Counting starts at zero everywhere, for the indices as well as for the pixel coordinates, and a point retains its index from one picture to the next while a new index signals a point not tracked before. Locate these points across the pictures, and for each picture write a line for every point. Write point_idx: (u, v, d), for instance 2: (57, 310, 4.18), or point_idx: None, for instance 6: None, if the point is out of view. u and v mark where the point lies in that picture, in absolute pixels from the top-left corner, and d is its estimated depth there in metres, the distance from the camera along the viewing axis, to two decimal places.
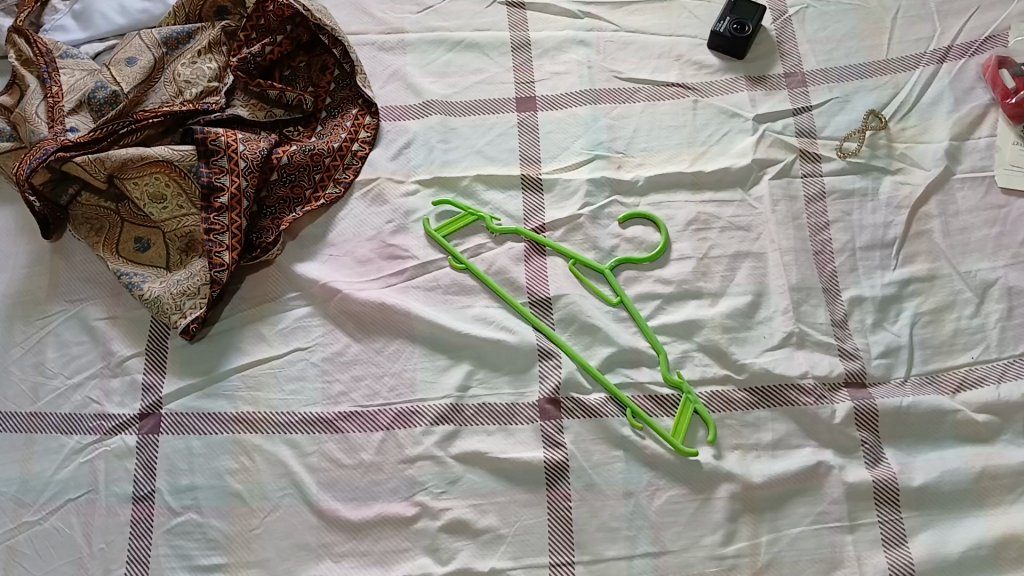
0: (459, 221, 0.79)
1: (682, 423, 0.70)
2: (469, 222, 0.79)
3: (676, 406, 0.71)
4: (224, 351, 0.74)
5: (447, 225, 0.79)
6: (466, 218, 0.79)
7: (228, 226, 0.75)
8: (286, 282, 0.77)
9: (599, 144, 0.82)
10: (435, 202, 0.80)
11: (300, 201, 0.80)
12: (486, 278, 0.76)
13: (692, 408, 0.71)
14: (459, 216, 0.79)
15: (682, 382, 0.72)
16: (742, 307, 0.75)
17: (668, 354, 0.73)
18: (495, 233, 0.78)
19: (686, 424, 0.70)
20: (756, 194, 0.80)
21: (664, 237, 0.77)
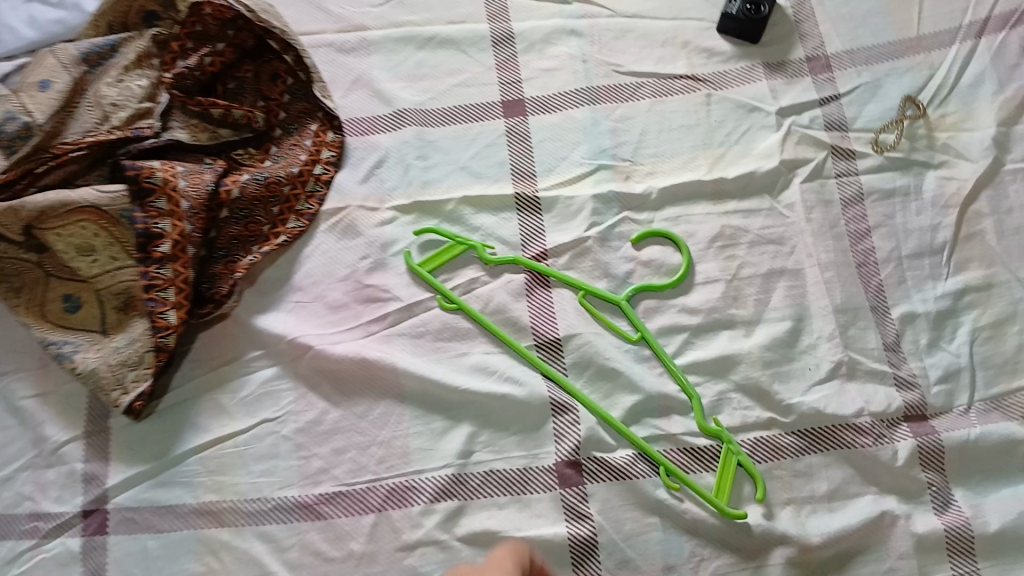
0: (446, 252, 0.67)
1: (724, 482, 0.59)
2: (458, 252, 0.67)
3: (717, 461, 0.60)
4: (180, 429, 0.63)
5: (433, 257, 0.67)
6: (453, 247, 0.68)
7: (172, 280, 0.63)
8: (246, 339, 0.65)
9: (601, 152, 0.71)
10: (416, 230, 0.69)
11: (257, 240, 0.68)
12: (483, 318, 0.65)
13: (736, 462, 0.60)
14: (445, 245, 0.68)
15: (722, 431, 0.61)
16: (781, 335, 0.64)
17: (702, 399, 0.62)
18: (490, 264, 0.67)
19: (728, 484, 0.59)
20: (786, 202, 0.70)
21: (687, 258, 0.66)
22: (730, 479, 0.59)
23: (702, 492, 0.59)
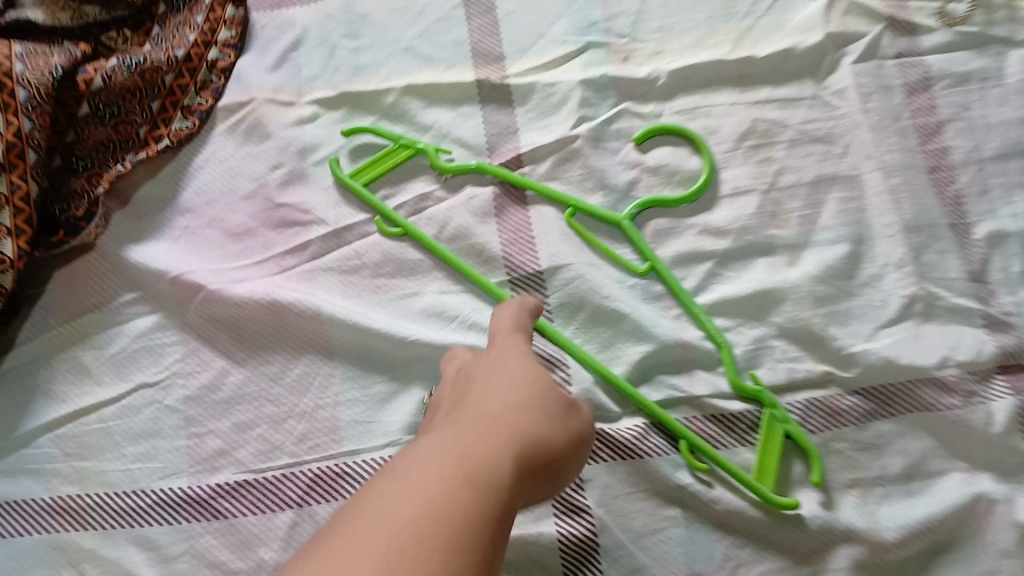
0: (384, 159, 0.51)
1: (770, 459, 0.44)
2: (401, 159, 0.51)
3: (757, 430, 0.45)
4: (29, 400, 0.46)
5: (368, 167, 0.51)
6: (395, 152, 0.51)
7: (8, 197, 0.46)
8: (120, 278, 0.48)
9: (590, 25, 0.54)
10: (345, 132, 0.52)
11: (131, 145, 0.50)
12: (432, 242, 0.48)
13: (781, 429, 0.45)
14: (383, 150, 0.51)
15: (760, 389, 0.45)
16: (838, 263, 0.48)
17: (733, 350, 0.46)
18: (445, 173, 0.50)
19: (775, 461, 0.44)
20: (834, 87, 0.53)
21: (706, 161, 0.50)
22: (776, 454, 0.44)
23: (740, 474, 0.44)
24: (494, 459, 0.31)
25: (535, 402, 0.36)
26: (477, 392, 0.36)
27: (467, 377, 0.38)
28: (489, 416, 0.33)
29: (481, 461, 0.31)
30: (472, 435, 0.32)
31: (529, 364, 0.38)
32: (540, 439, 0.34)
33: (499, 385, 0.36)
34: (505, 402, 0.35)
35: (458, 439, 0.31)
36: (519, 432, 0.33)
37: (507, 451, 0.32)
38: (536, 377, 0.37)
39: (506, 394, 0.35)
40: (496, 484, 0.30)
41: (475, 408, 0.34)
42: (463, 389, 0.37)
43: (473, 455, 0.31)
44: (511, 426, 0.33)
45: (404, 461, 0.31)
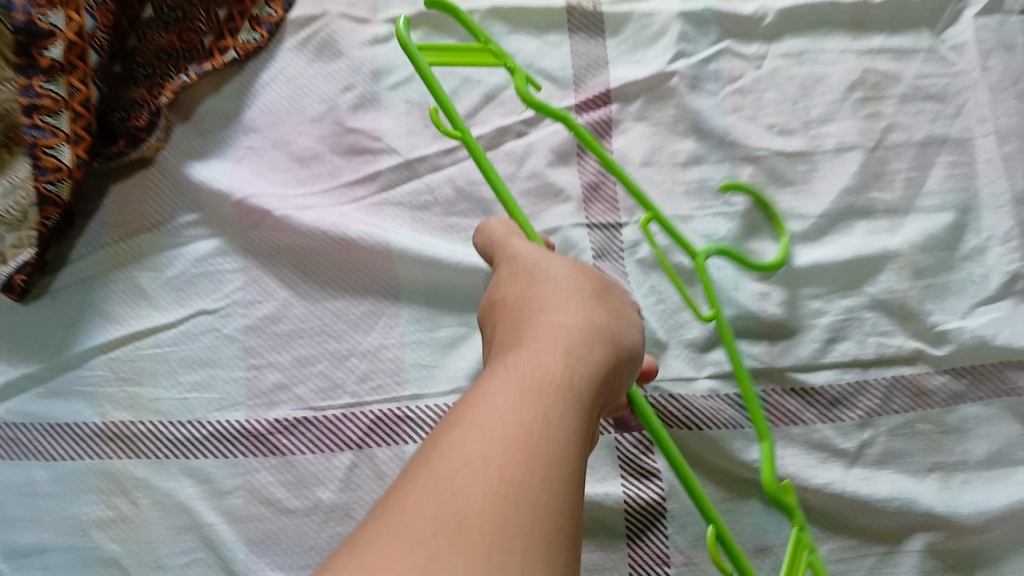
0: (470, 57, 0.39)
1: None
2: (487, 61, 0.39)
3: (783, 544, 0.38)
4: (82, 320, 0.44)
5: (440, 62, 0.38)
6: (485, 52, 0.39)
7: (67, 100, 0.44)
8: (177, 196, 0.46)
9: None
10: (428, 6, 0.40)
11: (194, 55, 0.47)
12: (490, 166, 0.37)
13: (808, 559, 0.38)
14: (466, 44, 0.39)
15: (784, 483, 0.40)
16: (940, 233, 0.45)
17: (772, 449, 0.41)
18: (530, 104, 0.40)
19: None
20: (954, 40, 0.48)
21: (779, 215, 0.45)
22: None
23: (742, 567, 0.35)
24: (590, 369, 0.28)
25: (606, 303, 0.32)
26: (543, 293, 0.31)
27: (519, 268, 0.33)
28: (572, 321, 0.30)
29: (580, 371, 0.28)
30: (562, 338, 0.29)
31: (589, 268, 0.33)
32: (628, 342, 0.31)
33: (535, 283, 0.32)
34: (585, 308, 0.31)
35: (552, 344, 0.28)
36: (607, 336, 0.30)
37: (602, 354, 0.29)
38: (604, 282, 0.33)
39: (569, 292, 0.31)
40: (599, 391, 0.28)
41: (556, 314, 0.30)
42: (521, 284, 0.32)
43: (575, 368, 0.28)
44: (593, 327, 0.30)
45: (497, 370, 0.27)
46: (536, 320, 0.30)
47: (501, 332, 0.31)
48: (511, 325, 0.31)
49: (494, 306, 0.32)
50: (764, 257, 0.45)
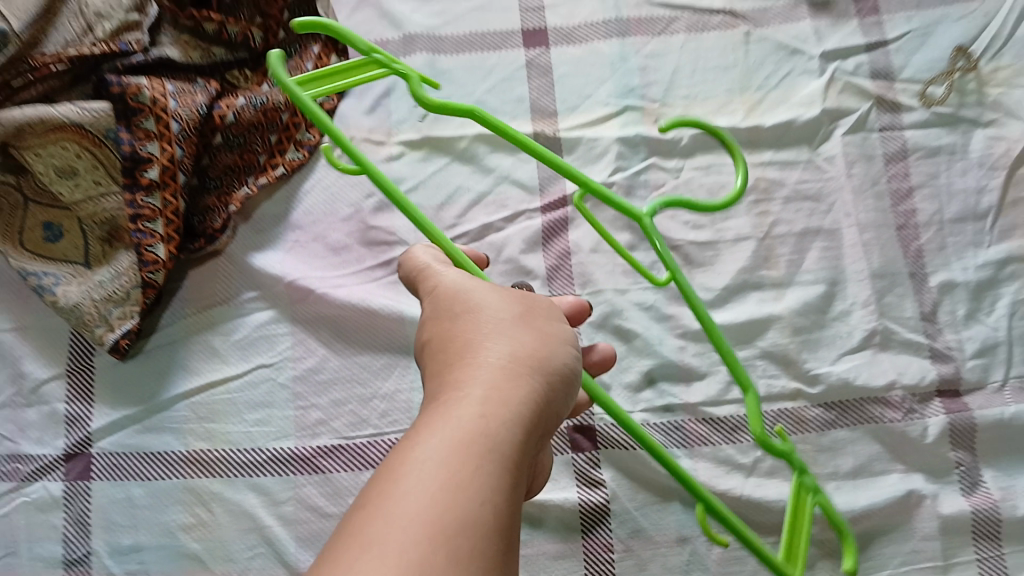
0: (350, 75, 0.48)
1: (796, 539, 0.49)
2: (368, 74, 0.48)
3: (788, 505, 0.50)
4: (168, 373, 0.59)
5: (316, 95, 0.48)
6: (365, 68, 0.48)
7: (162, 210, 0.59)
8: (241, 278, 0.60)
9: (629, 90, 0.66)
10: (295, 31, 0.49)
11: (253, 170, 0.63)
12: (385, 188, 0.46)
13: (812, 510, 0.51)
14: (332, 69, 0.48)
15: (790, 451, 0.51)
16: (815, 300, 0.60)
17: (758, 397, 0.51)
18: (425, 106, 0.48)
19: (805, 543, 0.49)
20: (826, 154, 0.65)
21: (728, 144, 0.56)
22: (808, 536, 0.49)
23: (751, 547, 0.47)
24: (519, 404, 0.35)
25: (529, 326, 0.39)
26: (477, 332, 0.38)
27: (453, 305, 0.40)
28: (503, 361, 0.36)
29: (509, 411, 0.35)
30: (494, 381, 0.36)
31: (520, 297, 0.40)
32: (558, 363, 0.38)
33: (469, 317, 0.39)
34: (516, 340, 0.38)
35: (485, 385, 0.35)
36: (530, 359, 0.37)
37: (529, 388, 0.36)
38: (533, 307, 0.40)
39: (497, 322, 0.38)
40: (532, 419, 0.35)
41: (489, 353, 0.37)
42: (456, 319, 0.39)
43: (506, 405, 0.35)
44: (520, 357, 0.37)
45: (440, 408, 0.34)
46: (473, 360, 0.37)
47: (442, 368, 0.37)
48: (451, 364, 0.37)
49: (434, 340, 0.39)
50: (682, 320, 0.60)
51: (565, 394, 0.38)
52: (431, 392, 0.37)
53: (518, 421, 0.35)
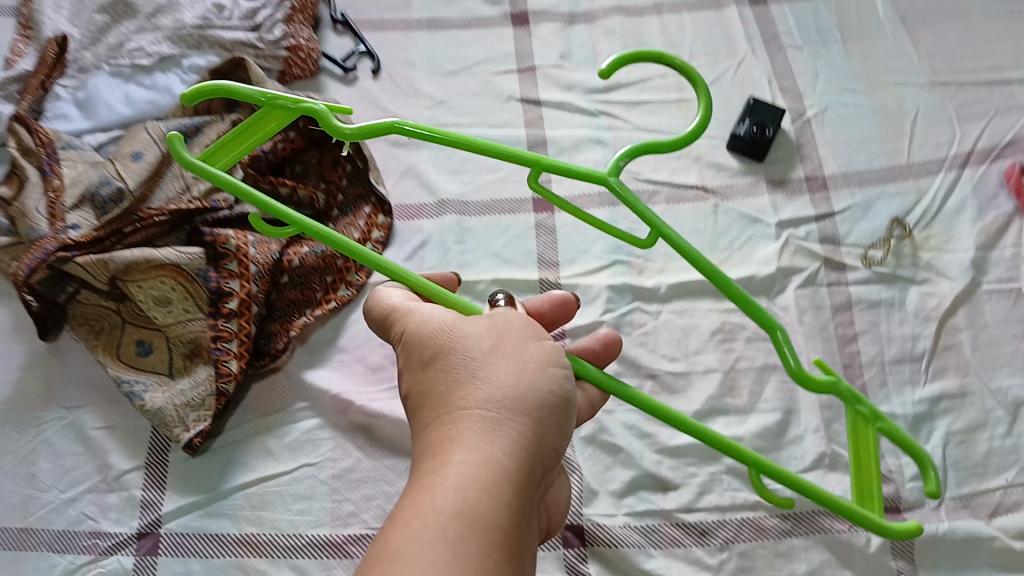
0: (250, 129, 0.59)
1: (866, 480, 0.52)
2: (268, 120, 0.58)
3: (850, 442, 0.53)
4: (229, 467, 0.71)
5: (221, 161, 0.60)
6: (264, 116, 0.58)
7: (237, 333, 0.73)
8: (295, 391, 0.74)
9: (618, 248, 0.81)
10: (187, 103, 0.59)
11: (311, 304, 0.78)
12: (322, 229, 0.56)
13: (876, 438, 0.52)
14: (228, 136, 0.59)
15: (837, 381, 0.52)
16: (772, 425, 0.71)
17: (787, 333, 0.54)
18: (340, 135, 0.57)
19: (876, 478, 0.52)
20: (780, 304, 0.78)
21: (682, 68, 0.57)
22: (875, 469, 0.52)
23: (825, 497, 0.51)
24: (505, 445, 0.41)
25: (502, 360, 0.44)
26: (460, 375, 0.44)
27: (434, 348, 0.45)
28: (486, 405, 0.42)
29: (496, 453, 0.41)
30: (479, 427, 0.42)
31: (495, 327, 0.46)
32: (539, 390, 0.44)
33: (448, 363, 0.44)
34: (495, 380, 0.43)
35: (475, 428, 0.41)
36: (508, 398, 0.43)
37: (512, 424, 0.42)
38: (507, 336, 0.46)
39: (474, 363, 0.44)
40: (518, 456, 0.41)
41: (472, 396, 0.43)
42: (435, 367, 0.45)
43: (494, 446, 0.41)
44: (501, 399, 0.43)
45: (438, 460, 0.40)
46: (459, 406, 0.43)
47: (433, 415, 0.43)
48: (440, 410, 0.43)
49: (422, 384, 0.45)
50: (659, 437, 0.71)
51: (552, 414, 0.44)
52: (426, 439, 0.43)
53: (506, 460, 0.41)
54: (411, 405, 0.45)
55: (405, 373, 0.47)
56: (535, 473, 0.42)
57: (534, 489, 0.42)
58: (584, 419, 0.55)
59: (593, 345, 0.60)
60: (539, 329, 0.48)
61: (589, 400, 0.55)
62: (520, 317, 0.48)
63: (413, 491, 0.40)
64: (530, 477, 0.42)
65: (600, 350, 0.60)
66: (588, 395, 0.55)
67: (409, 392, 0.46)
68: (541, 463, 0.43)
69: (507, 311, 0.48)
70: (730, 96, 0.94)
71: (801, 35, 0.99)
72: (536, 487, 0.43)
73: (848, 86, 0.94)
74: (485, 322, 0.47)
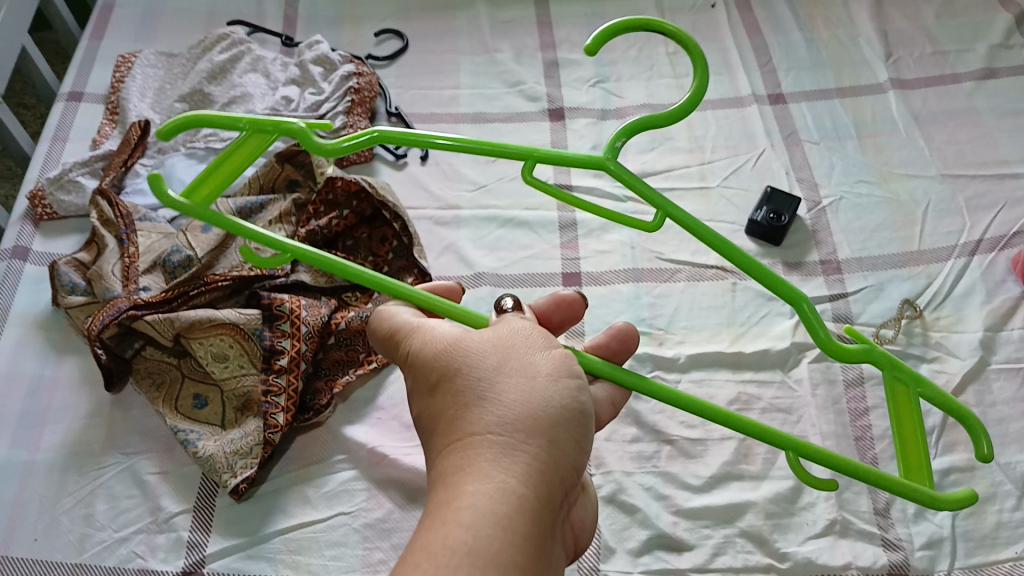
0: (229, 157, 0.60)
1: (911, 448, 0.54)
2: (247, 146, 0.60)
3: (889, 406, 0.54)
4: (270, 513, 0.76)
5: (201, 194, 0.62)
6: (243, 143, 0.60)
7: (286, 388, 0.79)
8: (334, 445, 0.80)
9: (641, 320, 0.88)
10: (164, 140, 0.61)
11: (353, 364, 0.85)
12: (309, 251, 0.60)
13: (918, 402, 0.54)
14: (203, 171, 0.61)
15: (876, 351, 0.53)
16: (785, 491, 0.75)
17: (813, 305, 0.55)
18: (323, 152, 0.59)
19: (921, 446, 0.54)
20: (795, 377, 0.82)
21: (674, 34, 0.55)
22: (922, 440, 0.53)
23: (872, 473, 0.53)
24: (517, 462, 0.44)
25: (509, 381, 0.47)
26: (470, 397, 0.47)
27: (442, 375, 0.48)
28: (497, 423, 0.45)
29: (509, 471, 0.43)
30: (491, 447, 0.44)
31: (500, 348, 0.49)
32: (548, 408, 0.46)
33: (458, 391, 0.47)
34: (503, 399, 0.46)
35: (488, 453, 0.44)
36: (517, 419, 0.45)
37: (523, 441, 0.45)
38: (512, 353, 0.49)
39: (481, 388, 0.47)
40: (532, 472, 0.44)
41: (483, 416, 0.46)
42: (447, 395, 0.47)
43: (507, 468, 0.43)
44: (510, 422, 0.45)
45: (456, 487, 0.43)
46: (472, 427, 0.45)
47: (447, 438, 0.46)
48: (454, 433, 0.46)
49: (434, 409, 0.48)
50: (676, 499, 0.75)
51: (564, 425, 0.47)
52: (442, 462, 0.45)
53: (519, 477, 0.43)
54: (427, 430, 0.48)
55: (418, 399, 0.50)
56: (552, 488, 0.44)
57: (552, 503, 0.44)
58: (604, 417, 0.58)
59: (609, 344, 0.62)
60: (544, 344, 0.51)
61: (607, 395, 0.57)
62: (523, 334, 0.51)
63: (431, 515, 0.42)
64: (547, 491, 0.44)
65: (616, 347, 0.62)
66: (607, 392, 0.57)
67: (423, 418, 0.49)
68: (558, 475, 0.45)
69: (510, 329, 0.51)
70: (748, 185, 1.01)
71: (818, 131, 1.06)
72: (555, 505, 0.45)
73: (862, 178, 1.01)
74: (490, 342, 0.50)
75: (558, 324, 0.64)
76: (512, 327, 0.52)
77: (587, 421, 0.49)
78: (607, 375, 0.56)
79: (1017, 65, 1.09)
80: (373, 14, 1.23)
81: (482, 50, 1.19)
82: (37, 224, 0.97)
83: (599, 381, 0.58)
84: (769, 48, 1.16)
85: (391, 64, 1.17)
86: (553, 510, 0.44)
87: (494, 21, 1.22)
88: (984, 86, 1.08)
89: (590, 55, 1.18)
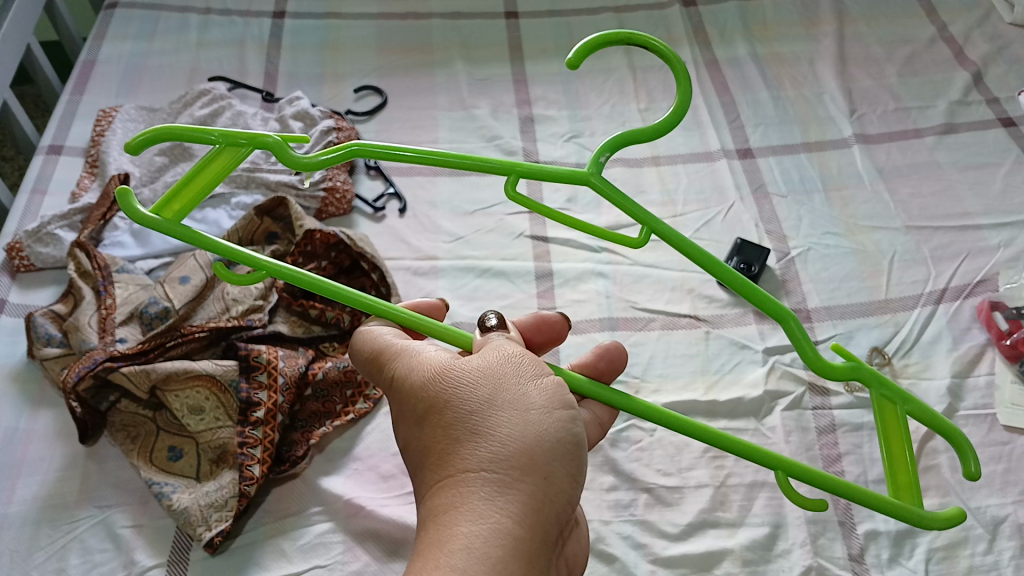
0: (197, 175, 0.62)
1: (900, 468, 0.55)
2: (218, 162, 0.62)
3: (878, 425, 0.56)
4: (245, 566, 0.75)
5: (171, 211, 0.63)
6: (213, 158, 0.62)
7: (262, 439, 0.79)
8: (310, 496, 0.80)
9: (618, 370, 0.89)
10: (133, 155, 0.63)
11: (330, 415, 0.86)
12: (284, 268, 0.60)
13: (904, 419, 0.55)
14: (174, 187, 0.63)
15: (863, 369, 0.56)
16: (760, 538, 0.75)
17: (800, 323, 0.56)
18: (301, 166, 0.60)
19: (910, 466, 0.55)
20: (769, 424, 0.84)
21: (655, 49, 0.58)
22: (910, 458, 0.55)
23: (865, 494, 0.54)
24: (511, 501, 0.44)
25: (503, 414, 0.47)
26: (462, 432, 0.47)
27: (431, 406, 0.49)
28: (490, 461, 0.46)
29: (504, 511, 0.44)
30: (485, 486, 0.45)
31: (492, 377, 0.49)
32: (543, 443, 0.47)
33: (448, 425, 0.48)
34: (496, 434, 0.46)
35: (482, 491, 0.45)
36: (512, 456, 0.46)
37: (517, 478, 0.45)
38: (504, 383, 0.49)
39: (474, 421, 0.47)
40: (526, 510, 0.45)
41: (476, 453, 0.46)
42: (437, 429, 0.48)
43: (501, 509, 0.44)
44: (503, 460, 0.46)
45: (448, 527, 0.44)
46: (464, 463, 0.46)
47: (440, 473, 0.47)
48: (446, 469, 0.47)
49: (425, 442, 0.48)
50: (654, 548, 0.75)
51: (558, 459, 0.47)
52: (434, 498, 0.46)
53: (513, 517, 0.44)
54: (418, 461, 0.49)
55: (407, 428, 0.50)
56: (545, 526, 0.45)
57: (546, 540, 0.45)
58: (592, 439, 0.60)
59: (598, 363, 0.62)
60: (536, 371, 0.51)
61: (595, 417, 0.59)
62: (514, 360, 0.51)
63: (424, 556, 0.43)
64: (541, 529, 0.45)
65: (604, 368, 0.63)
66: (593, 412, 0.59)
67: (414, 448, 0.50)
68: (552, 511, 0.46)
69: (500, 355, 0.51)
70: (719, 237, 1.04)
71: (786, 185, 1.09)
72: (551, 541, 0.46)
73: (829, 230, 1.04)
74: (481, 371, 0.50)
75: (539, 345, 0.65)
76: (502, 352, 0.51)
77: (581, 450, 0.49)
78: (592, 395, 0.56)
79: (975, 121, 1.14)
80: (354, 71, 1.26)
81: (460, 106, 1.22)
82: (15, 276, 0.97)
83: (587, 403, 0.60)
84: (737, 105, 1.20)
85: (371, 120, 1.20)
86: (546, 547, 0.45)
87: (472, 79, 1.26)
88: (944, 141, 1.12)
89: (565, 112, 1.21)
